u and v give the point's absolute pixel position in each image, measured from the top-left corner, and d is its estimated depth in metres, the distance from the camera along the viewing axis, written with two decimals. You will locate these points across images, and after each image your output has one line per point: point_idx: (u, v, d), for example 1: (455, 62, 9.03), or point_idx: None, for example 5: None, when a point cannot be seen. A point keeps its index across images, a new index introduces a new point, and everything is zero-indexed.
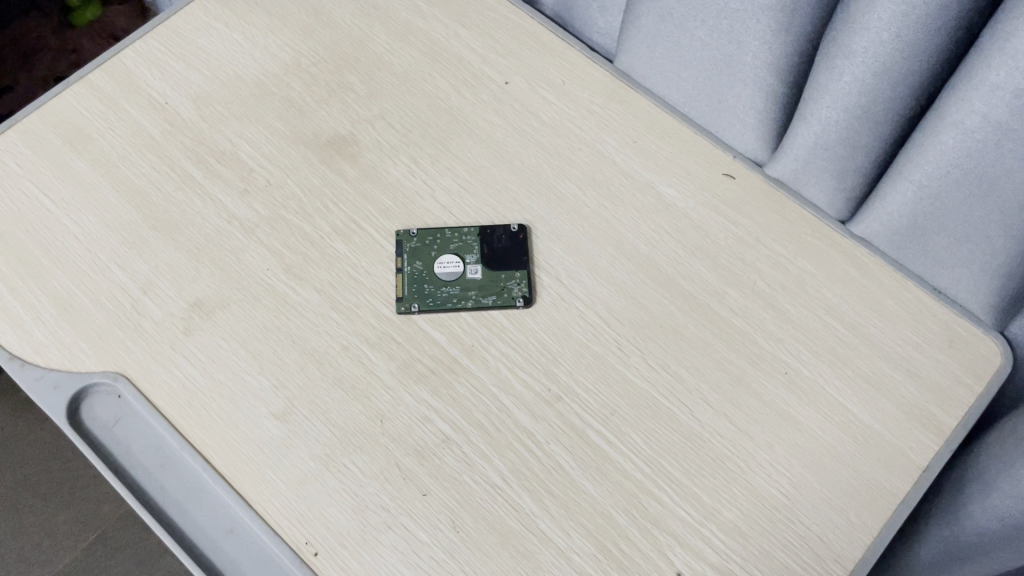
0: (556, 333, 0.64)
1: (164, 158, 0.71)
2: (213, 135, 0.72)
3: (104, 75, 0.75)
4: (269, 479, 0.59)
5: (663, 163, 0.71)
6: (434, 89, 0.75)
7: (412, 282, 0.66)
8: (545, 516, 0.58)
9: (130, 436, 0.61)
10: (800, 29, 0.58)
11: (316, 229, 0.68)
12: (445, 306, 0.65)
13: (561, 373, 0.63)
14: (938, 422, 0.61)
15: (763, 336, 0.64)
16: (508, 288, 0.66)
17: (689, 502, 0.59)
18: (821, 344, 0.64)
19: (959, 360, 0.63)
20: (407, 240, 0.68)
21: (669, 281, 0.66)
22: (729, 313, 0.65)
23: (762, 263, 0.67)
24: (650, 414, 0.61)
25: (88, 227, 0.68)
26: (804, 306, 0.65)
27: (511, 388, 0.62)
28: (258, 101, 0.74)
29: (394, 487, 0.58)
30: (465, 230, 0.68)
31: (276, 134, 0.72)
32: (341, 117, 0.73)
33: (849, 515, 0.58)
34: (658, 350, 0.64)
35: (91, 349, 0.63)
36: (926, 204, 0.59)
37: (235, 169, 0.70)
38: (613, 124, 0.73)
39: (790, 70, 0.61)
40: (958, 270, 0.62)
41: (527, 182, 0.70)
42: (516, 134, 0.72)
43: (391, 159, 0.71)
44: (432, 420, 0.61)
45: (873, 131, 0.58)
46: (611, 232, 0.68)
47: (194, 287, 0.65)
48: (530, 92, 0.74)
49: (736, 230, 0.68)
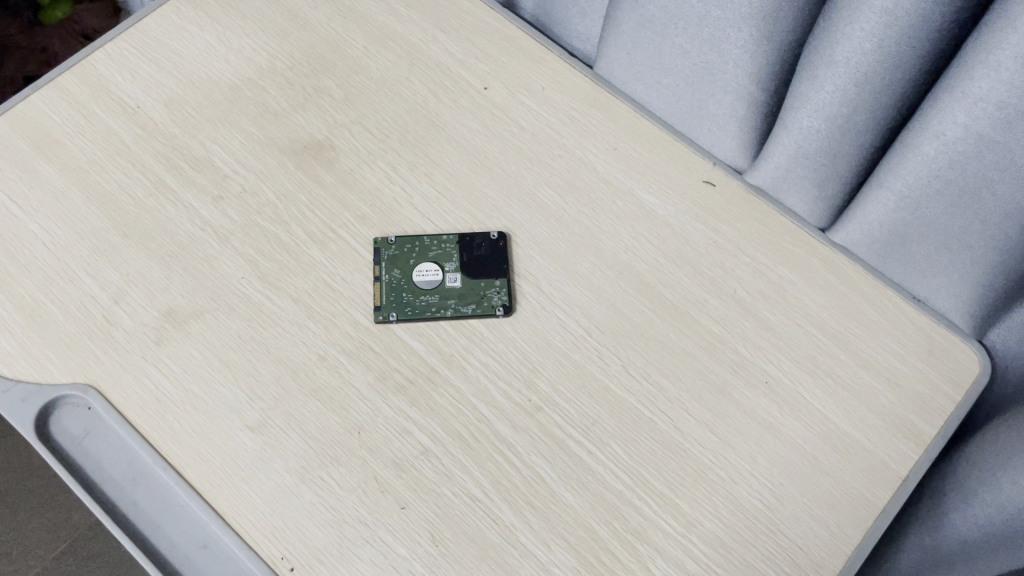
0: (537, 342, 0.64)
1: (135, 163, 0.69)
2: (186, 140, 0.70)
3: (73, 77, 0.73)
4: (244, 493, 0.57)
5: (643, 170, 0.70)
6: (413, 94, 0.74)
7: (390, 291, 0.65)
8: (525, 529, 0.57)
9: (99, 450, 0.60)
10: (781, 38, 0.57)
11: (292, 236, 0.67)
12: (424, 315, 0.64)
13: (541, 383, 0.62)
14: (918, 431, 0.61)
15: (743, 344, 0.64)
16: (487, 297, 0.65)
17: (670, 513, 0.58)
18: (801, 353, 0.64)
19: (939, 369, 0.63)
20: (385, 248, 0.66)
21: (649, 289, 0.66)
22: (710, 322, 0.65)
23: (744, 271, 0.66)
24: (631, 424, 0.61)
25: (57, 234, 0.66)
26: (784, 315, 0.65)
27: (492, 399, 0.61)
28: (232, 105, 0.72)
29: (372, 500, 0.57)
30: (443, 237, 0.67)
31: (250, 139, 0.71)
32: (317, 122, 0.72)
33: (831, 525, 0.58)
34: (640, 359, 0.63)
35: (61, 360, 0.62)
36: (906, 212, 0.59)
37: (209, 174, 0.69)
38: (593, 131, 0.72)
39: (772, 80, 0.61)
40: (938, 278, 0.62)
41: (507, 190, 0.69)
42: (495, 140, 0.71)
43: (369, 165, 0.70)
44: (410, 431, 0.60)
45: (854, 141, 0.58)
46: (591, 240, 0.68)
47: (167, 296, 0.64)
48: (509, 97, 0.73)
49: (717, 238, 0.68)
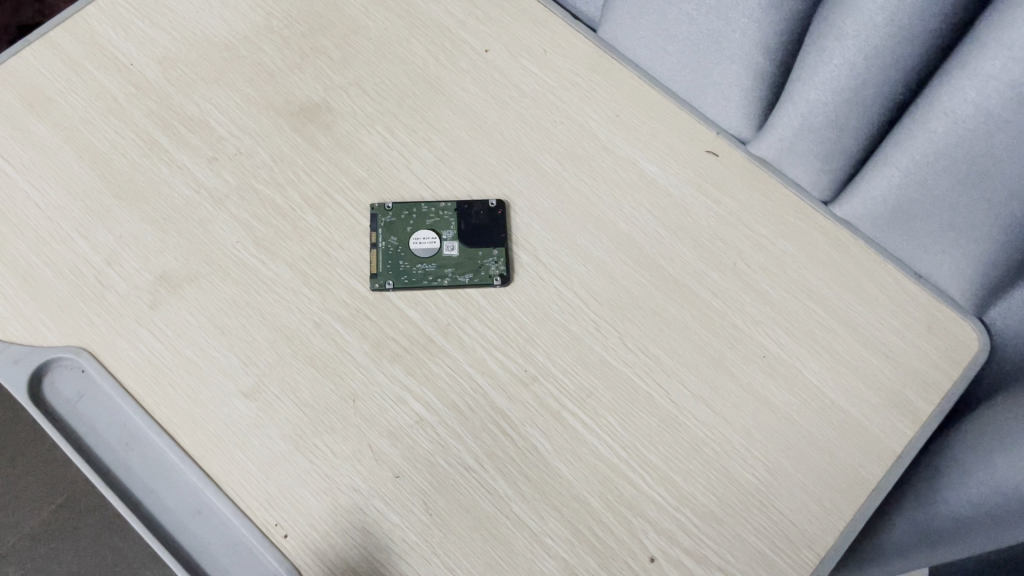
0: (534, 312, 0.63)
1: (129, 123, 0.68)
2: (181, 100, 0.69)
3: (66, 33, 0.71)
4: (238, 460, 0.57)
5: (645, 139, 0.69)
6: (412, 56, 0.72)
7: (387, 258, 0.64)
8: (519, 499, 0.57)
9: (93, 414, 0.60)
10: (789, 16, 0.55)
11: (287, 200, 0.66)
12: (421, 283, 0.64)
13: (537, 354, 0.62)
14: (914, 409, 0.61)
15: (742, 318, 0.63)
16: (485, 266, 0.64)
17: (665, 486, 0.58)
18: (800, 328, 0.63)
19: (937, 347, 0.63)
20: (382, 214, 0.65)
21: (649, 261, 0.65)
22: (709, 295, 0.64)
23: (745, 243, 0.66)
24: (627, 397, 0.61)
25: (50, 194, 0.65)
26: (784, 289, 0.64)
27: (488, 369, 0.61)
28: (227, 65, 0.71)
29: (366, 468, 0.57)
30: (442, 205, 0.66)
31: (245, 100, 0.69)
32: (314, 83, 0.70)
33: (825, 501, 0.58)
34: (638, 332, 0.63)
35: (54, 323, 0.61)
36: (912, 188, 0.58)
37: (204, 136, 0.68)
38: (596, 97, 0.70)
39: (777, 56, 0.58)
40: (942, 256, 0.62)
41: (506, 156, 0.68)
42: (495, 105, 0.70)
43: (366, 128, 0.69)
44: (406, 401, 0.60)
45: (862, 115, 0.56)
46: (591, 209, 0.67)
47: (161, 259, 0.63)
48: (510, 60, 0.71)
49: (718, 209, 0.67)
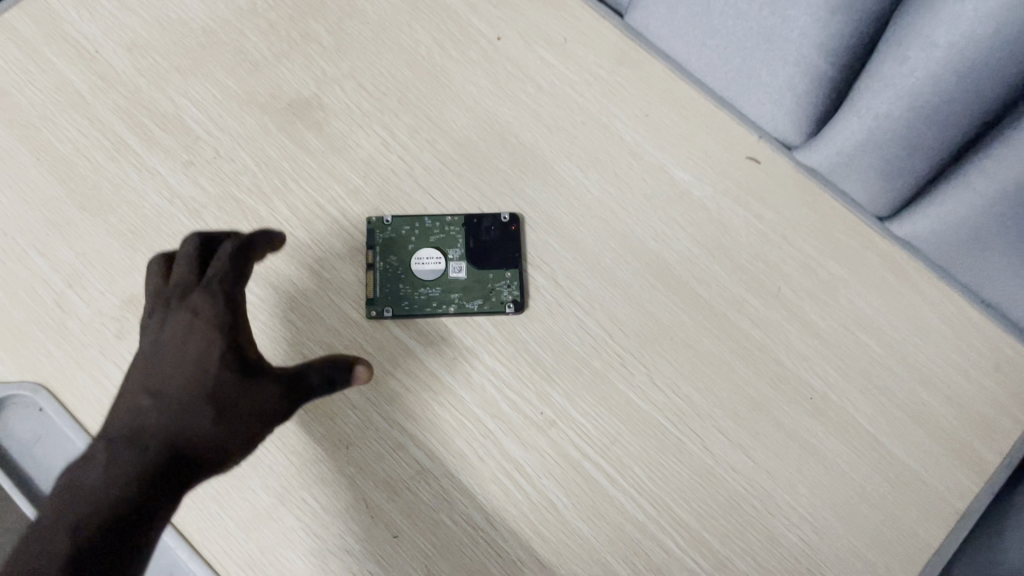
0: (551, 345, 0.56)
1: (93, 120, 0.60)
2: (152, 94, 0.61)
3: (22, 13, 0.63)
4: (215, 516, 0.51)
5: (677, 143, 0.61)
6: (414, 43, 0.63)
7: (385, 282, 0.57)
8: (533, 564, 0.51)
9: (54, 458, 0.54)
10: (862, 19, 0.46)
11: (273, 212, 0.58)
12: (424, 311, 0.56)
13: (555, 393, 0.55)
14: (979, 459, 0.54)
15: (787, 354, 0.56)
16: (496, 292, 0.57)
17: (697, 550, 0.52)
18: (852, 365, 0.56)
19: (1006, 388, 0.56)
20: (380, 230, 0.58)
21: (681, 286, 0.57)
22: (750, 326, 0.57)
23: (790, 266, 0.58)
24: (656, 444, 0.54)
25: (4, 203, 0.58)
26: (833, 319, 0.57)
27: (499, 412, 0.54)
28: (205, 52, 0.62)
29: (361, 527, 0.51)
30: (447, 219, 0.58)
31: (225, 94, 0.61)
32: (303, 74, 0.62)
33: (876, 565, 0.52)
34: (669, 369, 0.55)
35: (7, 354, 0.54)
36: (994, 216, 0.49)
37: (178, 136, 0.60)
38: (623, 95, 0.62)
39: (841, 62, 0.49)
40: (1018, 289, 0.54)
41: (521, 163, 0.60)
42: (509, 103, 0.61)
43: (362, 128, 0.60)
44: (405, 446, 0.53)
45: (941, 134, 0.48)
46: (617, 225, 0.59)
47: (129, 280, 0.56)
48: (526, 50, 0.63)
49: (761, 225, 0.59)
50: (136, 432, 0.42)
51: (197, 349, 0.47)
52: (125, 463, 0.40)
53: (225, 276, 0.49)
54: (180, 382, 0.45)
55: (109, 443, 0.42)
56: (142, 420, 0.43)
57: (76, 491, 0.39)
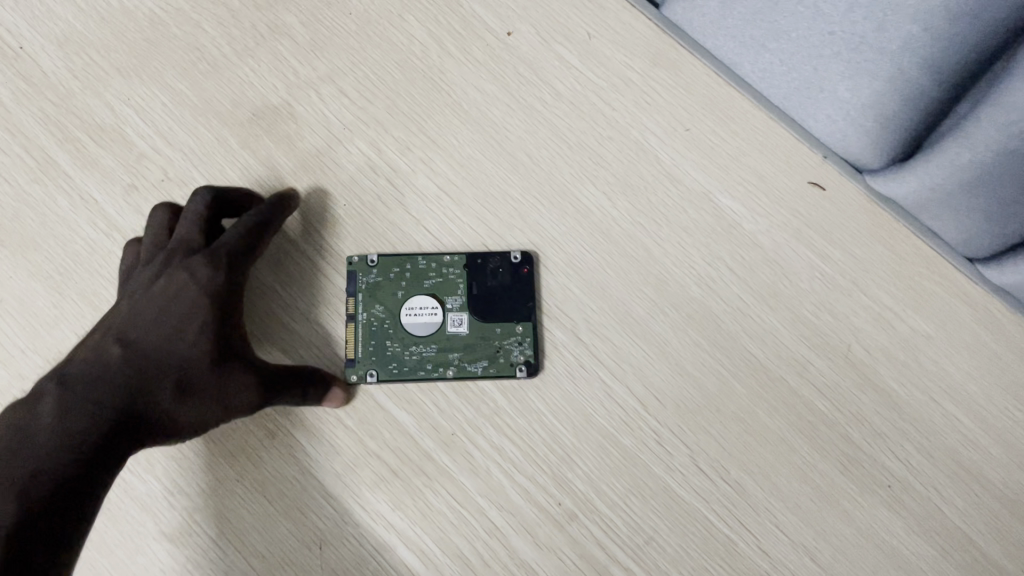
0: (571, 418, 0.46)
1: (14, 133, 0.49)
2: (86, 100, 0.50)
3: None
4: None
5: (725, 164, 0.50)
6: (407, 37, 0.51)
7: (370, 339, 0.47)
8: None
9: None
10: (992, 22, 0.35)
11: None
12: (415, 375, 0.46)
13: (576, 479, 0.45)
14: None
15: (857, 431, 0.46)
16: (505, 350, 0.47)
17: None
18: (937, 444, 0.46)
19: None
20: (363, 273, 0.47)
21: (730, 343, 0.47)
22: (813, 394, 0.47)
23: (861, 318, 0.48)
24: (700, 543, 0.45)
25: None
26: (914, 387, 0.47)
27: (507, 502, 0.44)
28: (151, 48, 0.51)
29: None
30: (445, 258, 0.48)
31: (176, 101, 0.50)
32: (271, 77, 0.50)
33: None
34: (715, 449, 0.46)
35: None
36: None
37: (119, 155, 0.49)
38: (660, 104, 0.50)
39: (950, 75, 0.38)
40: None
41: (536, 189, 0.49)
42: (522, 113, 0.51)
43: (342, 145, 0.50)
44: (392, 548, 0.43)
45: None
46: (651, 266, 0.48)
47: (57, 335, 0.46)
48: (542, 48, 0.51)
49: (826, 268, 0.48)
50: (94, 376, 0.38)
51: (184, 314, 0.42)
52: (79, 427, 0.36)
53: (235, 246, 0.44)
54: (154, 341, 0.41)
55: (65, 394, 0.37)
56: (104, 367, 0.39)
57: (21, 444, 0.35)
